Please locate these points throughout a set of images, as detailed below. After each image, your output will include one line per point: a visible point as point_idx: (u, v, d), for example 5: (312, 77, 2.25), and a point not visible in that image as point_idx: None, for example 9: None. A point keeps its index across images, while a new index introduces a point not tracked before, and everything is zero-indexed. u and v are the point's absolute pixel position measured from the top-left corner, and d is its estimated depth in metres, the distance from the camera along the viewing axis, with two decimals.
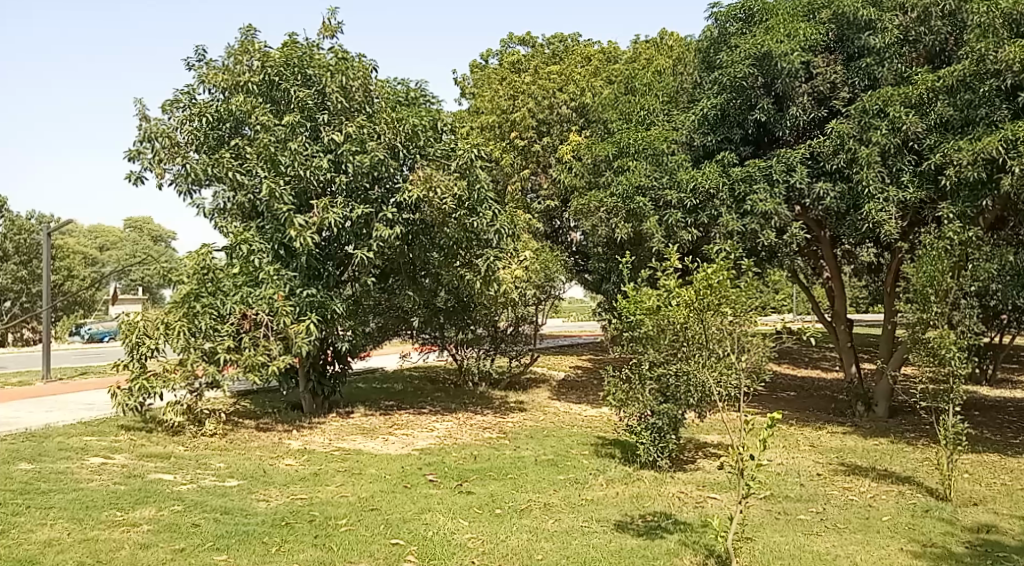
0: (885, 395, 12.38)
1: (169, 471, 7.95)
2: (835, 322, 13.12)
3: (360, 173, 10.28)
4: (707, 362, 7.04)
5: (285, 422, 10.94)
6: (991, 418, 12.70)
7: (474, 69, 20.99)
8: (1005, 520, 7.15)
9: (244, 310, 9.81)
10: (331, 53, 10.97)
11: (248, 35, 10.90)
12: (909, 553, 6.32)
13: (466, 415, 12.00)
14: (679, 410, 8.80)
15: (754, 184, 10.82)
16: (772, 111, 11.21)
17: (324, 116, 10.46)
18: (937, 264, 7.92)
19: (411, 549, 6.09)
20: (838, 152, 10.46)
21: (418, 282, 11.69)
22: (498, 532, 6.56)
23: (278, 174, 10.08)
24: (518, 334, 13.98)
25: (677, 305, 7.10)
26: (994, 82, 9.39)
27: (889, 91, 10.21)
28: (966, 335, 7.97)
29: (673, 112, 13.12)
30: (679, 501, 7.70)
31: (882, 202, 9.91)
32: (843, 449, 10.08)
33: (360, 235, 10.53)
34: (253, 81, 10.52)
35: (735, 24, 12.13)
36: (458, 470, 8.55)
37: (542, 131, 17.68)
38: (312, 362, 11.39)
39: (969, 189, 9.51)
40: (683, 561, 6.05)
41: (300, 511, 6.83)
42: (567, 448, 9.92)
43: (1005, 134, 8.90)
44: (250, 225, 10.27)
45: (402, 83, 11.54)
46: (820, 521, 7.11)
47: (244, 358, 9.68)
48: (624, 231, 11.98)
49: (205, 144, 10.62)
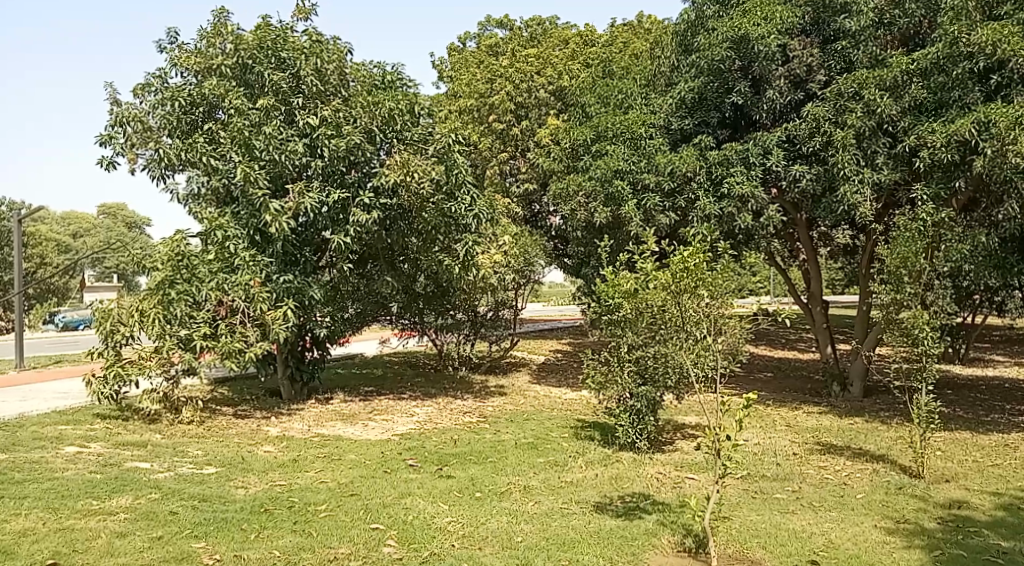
0: (860, 375, 12.48)
1: (146, 459, 7.90)
2: (812, 304, 13.19)
3: (336, 157, 10.22)
4: (685, 345, 7.08)
5: (264, 409, 10.90)
6: (964, 397, 12.90)
7: (451, 52, 20.87)
8: (976, 496, 7.27)
9: (220, 296, 9.73)
10: (305, 35, 10.87)
11: (220, 17, 10.76)
12: (882, 529, 6.42)
13: (446, 400, 12.00)
14: (657, 393, 8.81)
15: (731, 167, 10.95)
16: (748, 93, 11.29)
17: (299, 100, 10.33)
18: (911, 244, 8.03)
19: (391, 534, 6.11)
20: (814, 134, 10.50)
21: (396, 267, 11.71)
22: (478, 516, 6.59)
23: (253, 158, 9.99)
24: (498, 319, 13.96)
25: (655, 288, 7.00)
26: (968, 64, 9.50)
27: (864, 74, 10.20)
28: (939, 315, 8.10)
29: (651, 96, 13.14)
30: (658, 482, 7.76)
31: (857, 183, 9.99)
32: (819, 429, 10.20)
33: (338, 220, 10.45)
34: (226, 64, 10.43)
35: (711, 7, 12.18)
36: (438, 455, 8.57)
37: (520, 115, 17.66)
38: (290, 349, 11.31)
39: (942, 170, 9.69)
40: (661, 542, 6.10)
41: (278, 497, 6.82)
42: (547, 431, 9.96)
43: (977, 116, 9.02)
44: (225, 211, 10.16)
45: (378, 67, 11.42)
46: (796, 499, 7.20)
47: (221, 345, 9.60)
48: (602, 216, 11.87)
49: (178, 129, 10.49)
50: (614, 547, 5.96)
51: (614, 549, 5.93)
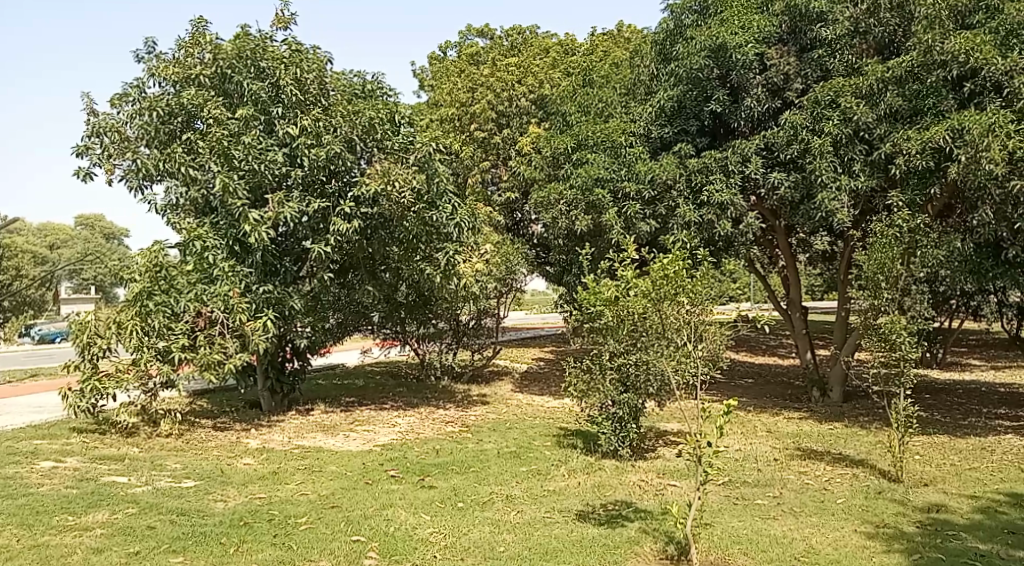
0: (839, 380, 12.57)
1: (123, 473, 7.82)
2: (791, 310, 13.24)
3: (316, 167, 10.18)
4: (667, 352, 7.05)
5: (243, 420, 10.82)
6: (941, 400, 13.04)
7: (432, 61, 20.91)
8: (954, 500, 7.33)
9: (199, 307, 9.63)
10: (285, 44, 10.82)
11: (199, 26, 10.74)
12: (862, 534, 6.46)
13: (429, 409, 11.97)
14: (638, 400, 8.89)
15: (710, 175, 11.04)
16: (727, 102, 11.42)
17: (278, 110, 10.27)
18: (887, 250, 8.08)
19: (373, 545, 6.08)
20: (792, 142, 10.58)
21: (377, 277, 11.66)
22: (461, 526, 6.57)
23: (232, 168, 9.91)
24: (480, 327, 14.06)
25: (635, 296, 7.17)
26: (942, 72, 9.63)
27: (841, 82, 10.36)
28: (916, 320, 8.14)
29: (631, 104, 13.18)
30: (640, 489, 7.78)
31: (834, 191, 10.09)
32: (799, 434, 10.26)
33: (318, 229, 10.44)
34: (205, 73, 10.42)
35: (690, 16, 12.28)
36: (420, 465, 8.54)
37: (501, 124, 17.71)
38: (270, 359, 11.23)
39: (918, 177, 9.72)
40: (643, 550, 6.10)
41: (258, 511, 6.76)
42: (529, 440, 9.96)
43: (952, 123, 9.17)
44: (204, 222, 10.12)
45: (358, 75, 11.45)
46: (777, 505, 7.22)
47: (199, 357, 9.51)
48: (583, 224, 11.91)
49: (156, 140, 10.37)
50: (596, 555, 5.97)
51: (596, 558, 5.93)
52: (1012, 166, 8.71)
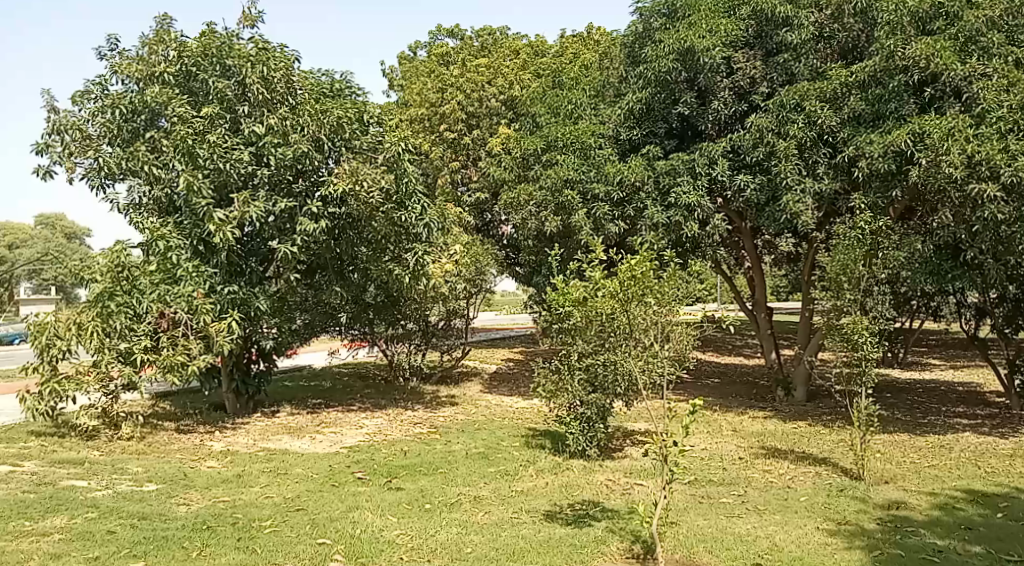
0: (804, 380, 12.71)
1: (83, 477, 7.70)
2: (757, 311, 13.35)
3: (283, 166, 10.11)
4: (634, 352, 7.14)
5: (207, 423, 10.70)
6: (902, 399, 13.25)
7: (402, 61, 20.82)
8: (914, 497, 7.45)
9: (161, 308, 9.51)
10: (251, 42, 10.70)
11: (163, 23, 10.60)
12: (824, 531, 6.54)
13: (397, 410, 11.92)
14: (606, 400, 8.93)
15: (678, 177, 11.10)
16: (695, 105, 11.51)
17: (244, 108, 10.22)
18: (849, 252, 8.22)
19: (338, 548, 6.05)
20: (758, 145, 10.66)
21: (345, 277, 11.53)
22: (428, 527, 6.55)
23: (196, 167, 9.75)
24: (449, 328, 14.04)
25: (603, 297, 7.12)
26: (903, 77, 9.77)
27: (805, 86, 10.46)
28: (878, 321, 8.24)
29: (600, 106, 13.22)
30: (607, 489, 7.81)
31: (799, 193, 10.18)
32: (764, 433, 10.36)
33: (285, 229, 10.34)
34: (169, 71, 10.26)
35: (658, 19, 12.36)
36: (387, 467, 8.50)
37: (472, 124, 17.69)
38: (235, 361, 11.14)
39: (880, 180, 9.88)
40: (610, 549, 6.13)
41: (221, 514, 6.69)
42: (498, 440, 9.96)
43: (913, 127, 9.30)
44: (167, 221, 9.99)
45: (326, 74, 11.39)
46: (742, 504, 7.29)
47: (162, 358, 9.38)
48: (553, 224, 11.94)
49: (118, 137, 10.28)
50: (563, 555, 5.99)
51: (563, 558, 5.95)
52: (971, 170, 8.84)
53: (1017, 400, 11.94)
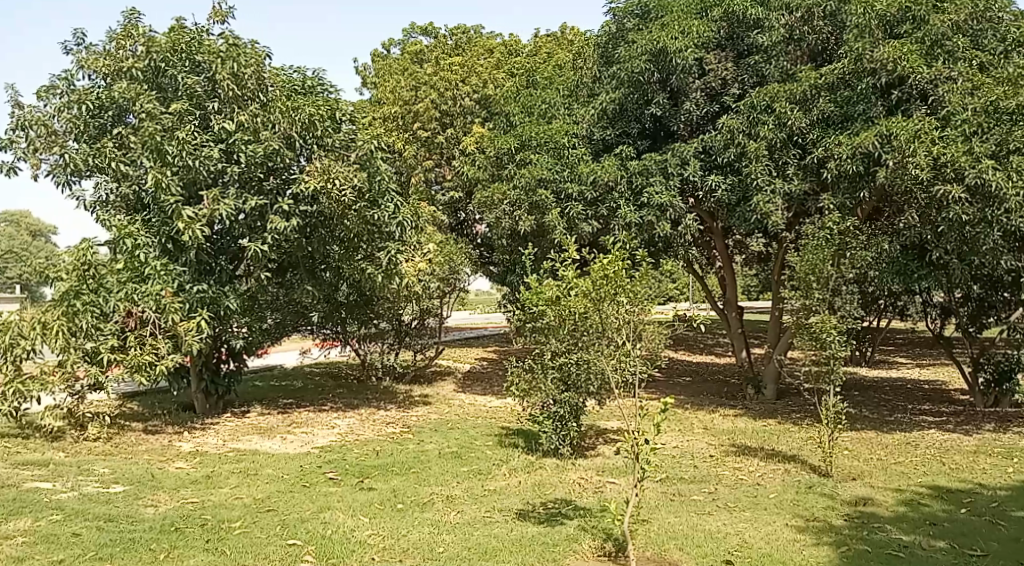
0: (773, 378, 12.83)
1: (48, 479, 7.58)
2: (728, 310, 13.46)
3: (254, 163, 10.03)
4: (607, 350, 7.16)
5: (176, 423, 10.58)
6: (869, 397, 13.43)
7: (376, 59, 20.74)
8: (880, 493, 7.55)
9: (129, 307, 9.38)
10: (221, 38, 10.59)
11: (131, 18, 10.47)
12: (793, 527, 6.61)
13: (369, 410, 11.88)
14: (579, 399, 8.97)
15: (650, 177, 11.18)
16: (667, 106, 11.57)
17: (214, 104, 10.15)
18: (818, 252, 8.34)
19: (309, 549, 6.02)
20: (729, 146, 10.78)
21: (317, 276, 11.43)
22: (399, 527, 6.53)
23: (165, 164, 9.68)
24: (422, 328, 14.00)
25: (576, 296, 7.16)
26: (871, 80, 9.92)
27: (775, 87, 10.49)
28: (846, 319, 8.31)
29: (574, 106, 13.25)
30: (579, 487, 7.83)
31: (769, 193, 10.28)
32: (735, 430, 10.45)
33: (255, 227, 10.27)
34: (137, 66, 10.12)
35: (631, 19, 12.41)
36: (359, 467, 8.46)
37: (445, 123, 17.66)
38: (204, 361, 11.03)
39: (849, 181, 10.00)
40: (582, 547, 6.15)
41: (190, 516, 6.62)
42: (471, 440, 9.95)
43: (879, 130, 9.40)
44: (135, 219, 9.90)
45: (298, 71, 11.30)
46: (712, 501, 7.35)
47: (130, 358, 9.29)
48: (527, 224, 11.93)
49: (85, 134, 10.13)
50: (535, 553, 6.00)
51: (535, 556, 5.96)
52: (937, 172, 8.98)
53: (980, 398, 12.15)
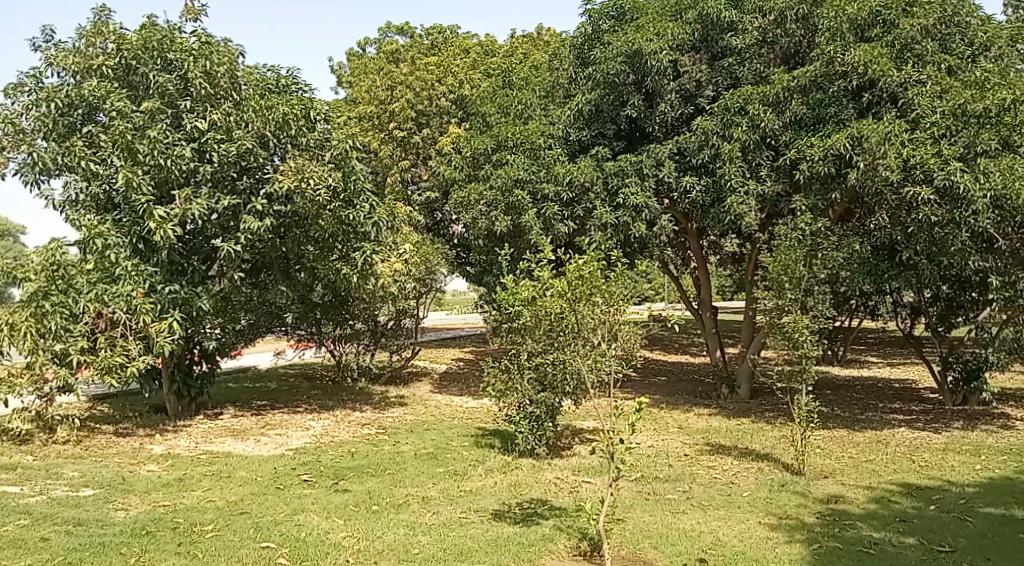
0: (747, 377, 12.93)
1: (16, 483, 7.47)
2: (702, 310, 13.54)
3: (227, 162, 9.97)
4: (582, 350, 7.20)
5: (147, 426, 10.47)
6: (840, 396, 13.57)
7: (351, 58, 20.65)
8: (851, 491, 7.63)
9: (99, 308, 9.24)
10: (194, 36, 10.47)
11: (101, 15, 10.36)
12: (766, 525, 6.66)
13: (344, 412, 11.82)
14: (555, 399, 9.00)
15: (626, 178, 11.22)
16: (642, 107, 11.62)
17: (186, 103, 10.01)
18: (791, 253, 8.41)
19: (282, 551, 5.97)
20: (703, 147, 10.85)
21: (291, 277, 11.30)
22: (374, 529, 6.51)
23: (136, 162, 9.61)
24: (399, 328, 13.97)
25: (551, 296, 7.12)
26: (842, 83, 10.09)
27: (749, 90, 10.57)
28: (818, 319, 8.40)
29: (550, 107, 13.31)
30: (555, 487, 7.84)
31: (742, 195, 10.37)
32: (709, 430, 10.52)
33: (228, 227, 10.20)
34: (107, 64, 10.04)
35: (607, 21, 12.45)
36: (334, 469, 8.42)
37: (421, 123, 17.64)
38: (177, 362, 10.92)
39: (821, 183, 10.12)
40: (557, 547, 6.16)
41: (161, 519, 6.56)
42: (447, 440, 9.93)
43: (852, 132, 9.47)
44: (105, 219, 9.79)
45: (271, 70, 11.21)
46: (687, 500, 7.39)
47: (100, 359, 9.17)
48: (503, 224, 11.89)
49: (54, 132, 9.95)
50: (510, 553, 6.00)
51: (510, 556, 5.96)
52: (906, 173, 9.13)
53: (949, 396, 12.32)
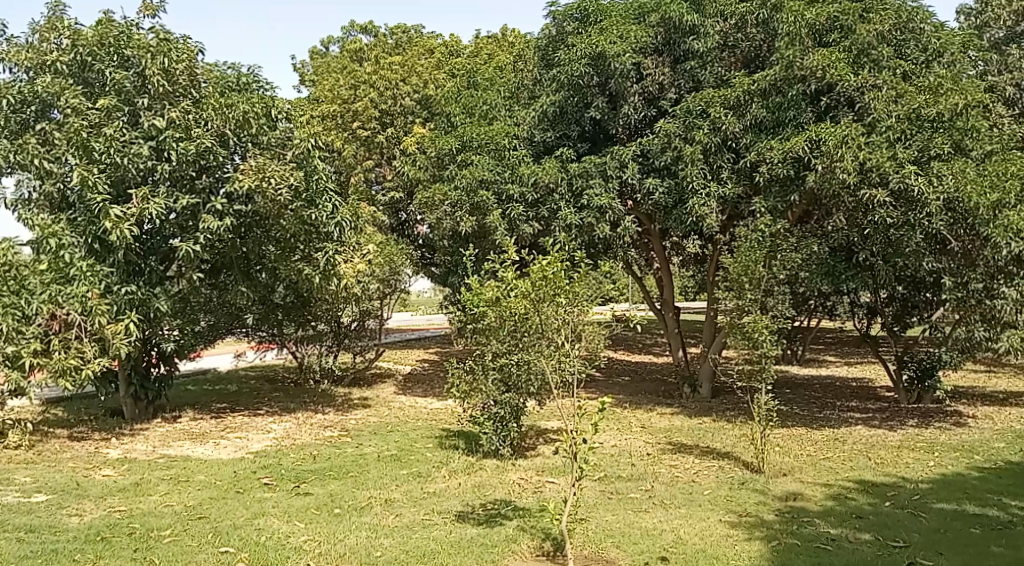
0: (708, 377, 13.04)
1: None
2: (665, 310, 13.64)
3: (186, 161, 9.75)
4: (547, 351, 7.19)
5: (103, 429, 10.27)
6: (800, 395, 13.75)
7: (314, 56, 20.49)
8: (810, 488, 7.73)
9: (53, 309, 8.98)
10: (151, 33, 10.31)
11: (55, 10, 10.18)
12: (726, 523, 6.72)
13: (307, 414, 11.72)
14: (520, 400, 9.00)
15: (590, 179, 11.27)
16: (606, 109, 11.67)
17: (144, 101, 9.83)
18: (751, 254, 8.48)
19: (242, 556, 5.90)
20: (666, 149, 10.91)
21: (252, 278, 11.23)
22: (336, 532, 6.45)
23: (92, 161, 9.38)
24: (362, 329, 13.87)
25: (515, 297, 7.08)
26: (801, 87, 10.10)
27: (710, 93, 10.71)
28: (777, 319, 8.51)
29: (515, 108, 13.33)
30: (519, 487, 7.84)
31: (704, 197, 10.48)
32: (671, 429, 10.59)
33: (187, 227, 10.10)
34: (62, 60, 9.85)
35: (571, 23, 12.47)
36: (295, 472, 8.32)
37: (385, 122, 17.56)
38: (134, 365, 10.75)
39: (780, 185, 10.26)
40: (520, 547, 6.16)
41: (117, 525, 6.44)
42: (410, 442, 9.88)
43: (809, 135, 9.64)
44: (59, 218, 9.58)
45: (232, 68, 11.07)
46: (649, 498, 7.43)
47: (54, 363, 8.88)
48: (468, 225, 11.82)
49: (6, 129, 9.83)
50: (474, 555, 5.98)
51: (473, 558, 5.94)
52: (863, 176, 9.26)
53: (904, 394, 12.54)
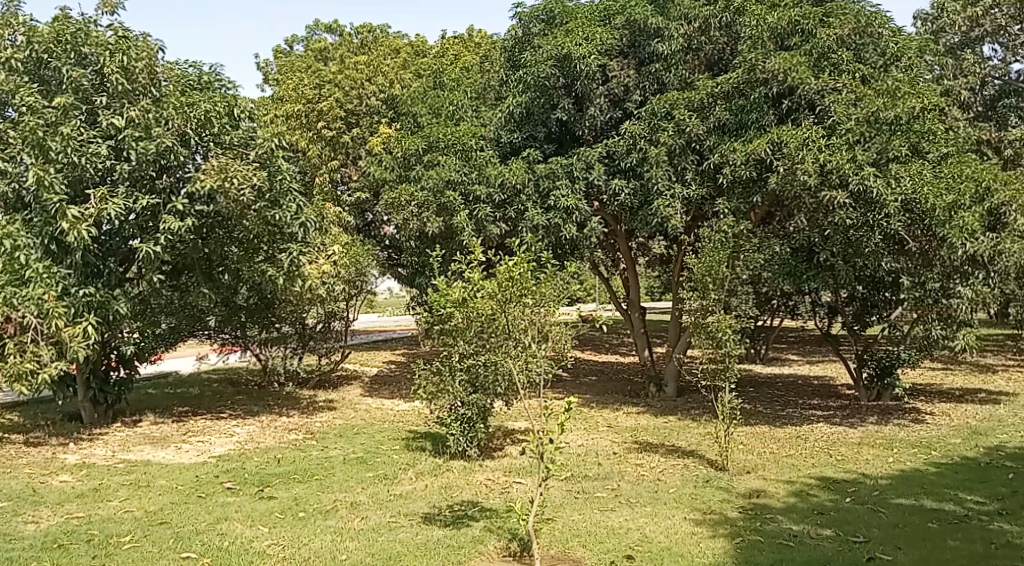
0: (674, 376, 13.14)
1: None
2: (631, 310, 13.70)
3: (146, 160, 9.59)
4: (513, 352, 7.14)
5: (61, 434, 10.08)
6: (764, 393, 13.89)
7: (278, 55, 20.30)
8: (773, 485, 7.81)
9: (7, 313, 8.86)
10: (110, 30, 10.14)
11: (10, 6, 10.00)
12: (691, 521, 6.77)
13: (271, 417, 11.60)
14: (486, 401, 8.98)
15: (556, 180, 11.27)
16: (571, 110, 11.72)
17: (102, 99, 9.71)
18: (715, 254, 8.55)
19: (203, 561, 5.82)
20: (631, 151, 10.97)
21: (215, 279, 11.13)
22: (301, 536, 6.39)
23: (48, 160, 9.20)
24: (328, 331, 13.76)
25: (482, 298, 7.08)
26: (763, 89, 10.21)
27: (675, 95, 10.78)
28: (741, 319, 8.59)
29: (481, 109, 13.32)
30: (486, 488, 7.83)
31: (669, 198, 10.56)
32: (637, 428, 10.64)
33: (147, 228, 9.95)
34: (16, 57, 9.68)
35: (537, 25, 12.48)
36: (259, 476, 8.23)
37: (350, 122, 17.45)
38: (93, 369, 10.59)
39: (743, 186, 10.36)
40: (486, 548, 6.15)
41: (74, 531, 6.32)
42: (376, 444, 9.82)
43: (772, 137, 9.75)
44: (14, 218, 9.39)
45: (193, 66, 10.94)
46: (615, 497, 7.46)
47: (10, 366, 8.88)
48: (434, 225, 11.78)
49: None
50: (440, 556, 5.96)
51: (439, 559, 5.92)
52: (824, 178, 9.36)
53: (864, 392, 12.73)
